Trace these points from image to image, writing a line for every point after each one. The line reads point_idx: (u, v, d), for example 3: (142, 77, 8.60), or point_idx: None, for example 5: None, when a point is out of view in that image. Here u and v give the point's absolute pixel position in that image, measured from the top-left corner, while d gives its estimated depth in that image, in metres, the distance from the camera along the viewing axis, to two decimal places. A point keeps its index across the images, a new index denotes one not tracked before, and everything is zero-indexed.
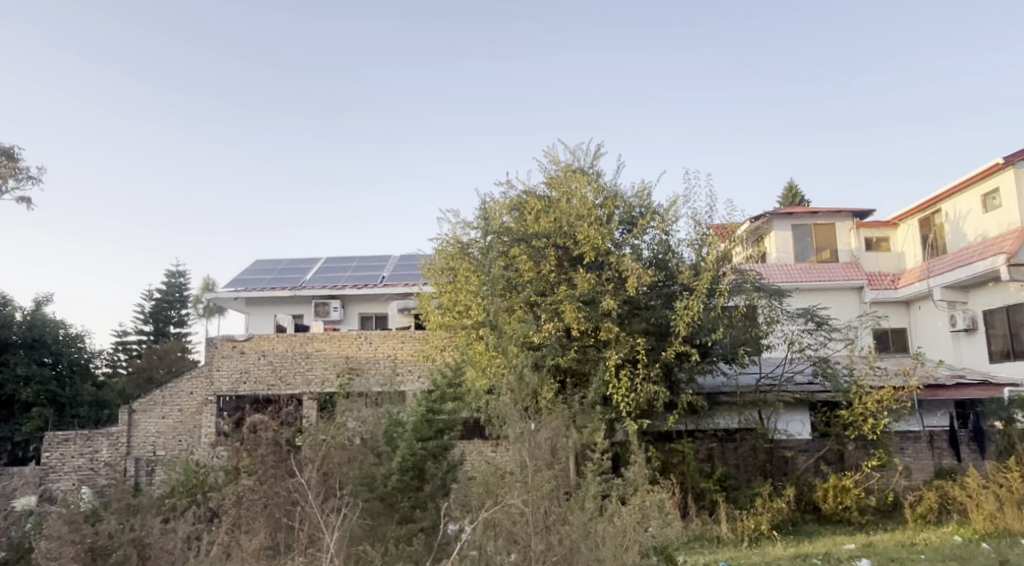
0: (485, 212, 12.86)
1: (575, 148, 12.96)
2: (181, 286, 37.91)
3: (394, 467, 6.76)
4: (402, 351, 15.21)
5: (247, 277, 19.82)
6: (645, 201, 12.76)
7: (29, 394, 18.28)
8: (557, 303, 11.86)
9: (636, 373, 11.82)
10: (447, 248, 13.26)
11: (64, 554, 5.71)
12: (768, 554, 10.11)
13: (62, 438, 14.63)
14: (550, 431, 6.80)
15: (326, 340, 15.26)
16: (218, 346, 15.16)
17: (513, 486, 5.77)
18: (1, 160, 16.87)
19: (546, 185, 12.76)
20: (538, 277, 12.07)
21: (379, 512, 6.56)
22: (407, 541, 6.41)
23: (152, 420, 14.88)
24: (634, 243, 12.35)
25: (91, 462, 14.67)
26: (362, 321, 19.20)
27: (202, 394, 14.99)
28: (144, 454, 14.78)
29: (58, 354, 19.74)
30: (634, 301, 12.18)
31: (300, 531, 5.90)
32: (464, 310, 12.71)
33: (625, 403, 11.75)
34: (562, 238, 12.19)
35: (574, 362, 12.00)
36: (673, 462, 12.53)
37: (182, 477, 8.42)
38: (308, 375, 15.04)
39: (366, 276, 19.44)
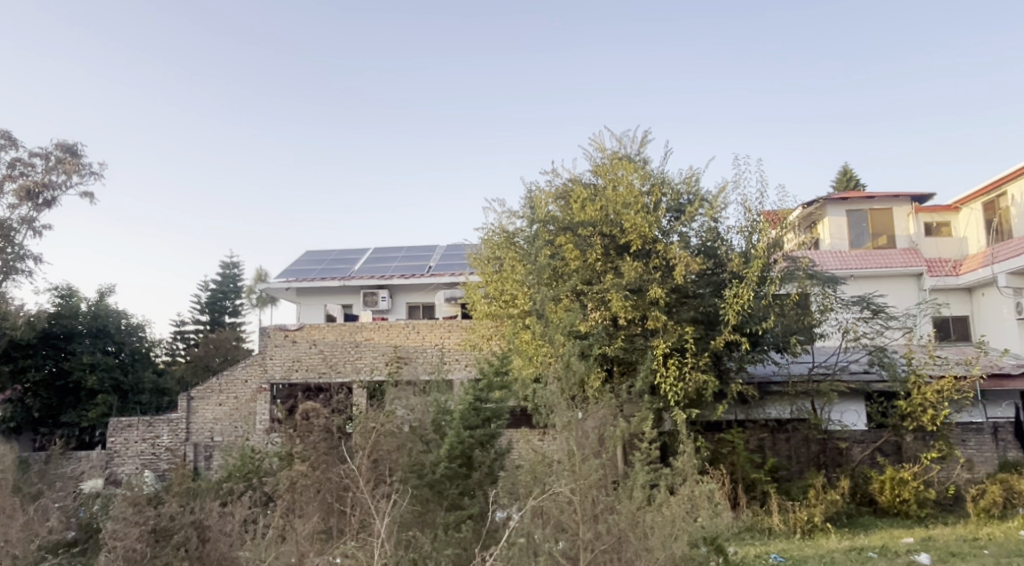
0: (530, 201, 12.85)
1: (621, 134, 12.86)
2: (235, 278, 38.88)
3: (443, 455, 6.73)
4: (450, 340, 15.33)
5: (298, 268, 20.20)
6: (693, 187, 12.57)
7: (94, 381, 18.98)
8: (604, 292, 11.81)
9: (685, 362, 11.67)
10: (493, 237, 13.32)
11: (129, 534, 5.61)
12: (822, 546, 9.92)
13: (126, 423, 15.16)
14: (597, 419, 6.66)
15: (375, 329, 15.46)
16: (271, 335, 15.49)
17: (562, 475, 5.75)
18: (66, 157, 17.47)
19: (591, 173, 12.69)
20: (584, 266, 12.02)
21: (428, 498, 6.59)
22: (456, 527, 6.45)
23: (210, 407, 15.30)
24: (682, 230, 12.23)
25: (152, 447, 15.18)
26: (410, 311, 19.41)
27: (256, 381, 15.35)
28: (202, 440, 15.20)
29: (121, 343, 20.42)
30: (682, 289, 12.08)
31: (352, 516, 6.03)
32: (511, 299, 12.82)
33: (673, 393, 11.61)
34: (610, 226, 12.08)
35: (620, 351, 11.88)
36: (723, 452, 12.35)
37: (239, 463, 8.89)
38: (358, 363, 15.29)
39: (414, 266, 19.63)
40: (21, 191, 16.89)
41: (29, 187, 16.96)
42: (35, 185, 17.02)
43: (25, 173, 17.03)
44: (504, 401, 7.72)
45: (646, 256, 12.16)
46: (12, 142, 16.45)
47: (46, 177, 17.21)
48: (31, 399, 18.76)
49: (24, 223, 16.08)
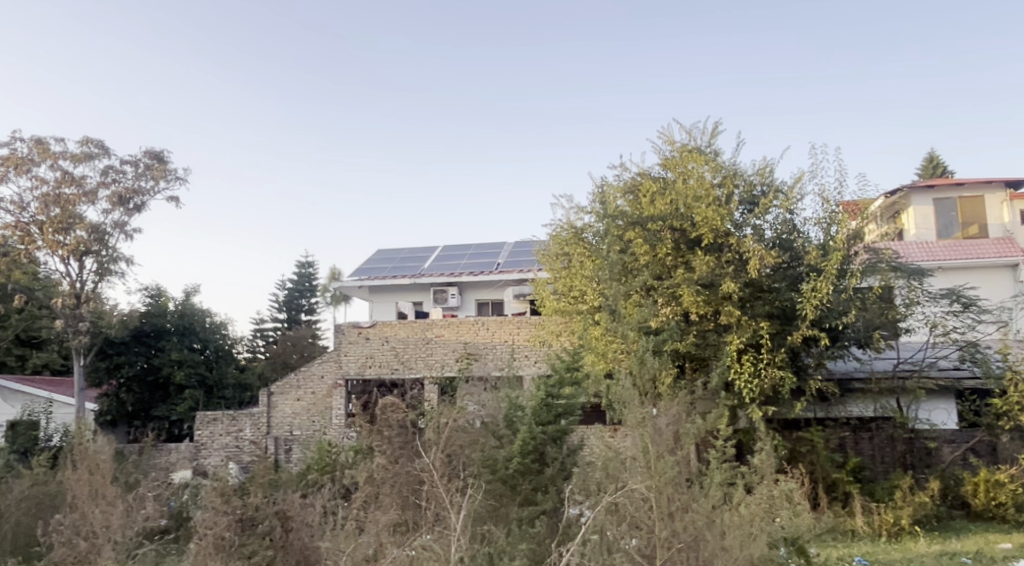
0: (599, 196, 12.76)
1: (691, 126, 12.65)
2: (310, 277, 39.95)
3: (516, 451, 6.70)
4: (519, 337, 15.38)
5: (370, 266, 20.65)
6: (767, 178, 12.28)
7: (182, 376, 19.96)
8: (675, 288, 11.64)
9: (760, 358, 11.43)
10: (562, 233, 13.30)
11: (217, 523, 5.70)
12: (909, 551, 9.52)
13: (211, 417, 15.77)
14: (672, 416, 6.54)
15: (445, 326, 15.65)
16: (345, 332, 15.89)
17: (637, 472, 5.71)
18: (154, 163, 18.28)
19: (661, 166, 12.52)
20: (654, 261, 11.86)
21: (501, 494, 6.63)
22: (530, 523, 6.48)
23: (289, 402, 15.79)
24: (756, 223, 11.91)
25: (236, 440, 15.74)
26: (479, 308, 19.56)
27: (332, 377, 15.75)
28: (282, 434, 15.69)
29: (206, 341, 21.23)
30: (756, 283, 11.80)
31: (427, 510, 6.11)
32: (581, 295, 12.82)
33: (747, 390, 11.38)
34: (680, 220, 11.86)
35: (693, 347, 11.67)
36: (801, 451, 12.04)
37: (317, 457, 9.41)
38: (429, 360, 15.53)
39: (482, 264, 19.75)
40: (114, 196, 17.78)
41: (121, 194, 17.85)
42: (127, 191, 17.89)
43: (117, 179, 17.89)
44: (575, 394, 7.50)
45: (718, 250, 11.91)
46: (104, 150, 17.31)
47: (136, 182, 18.05)
48: (125, 394, 19.81)
49: (117, 227, 16.87)
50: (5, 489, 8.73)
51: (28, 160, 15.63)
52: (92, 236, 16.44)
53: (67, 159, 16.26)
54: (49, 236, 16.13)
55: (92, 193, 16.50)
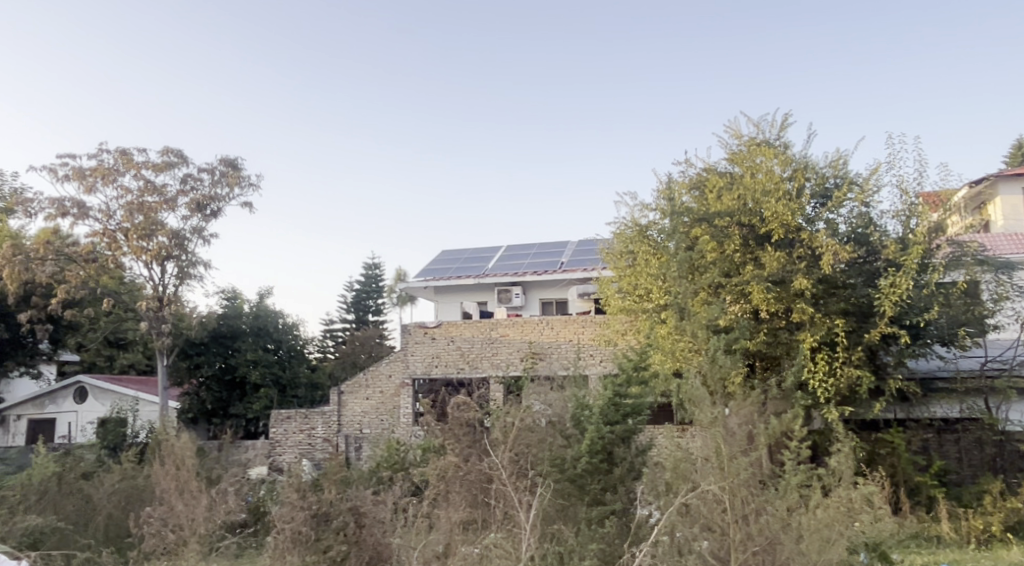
0: (664, 193, 12.61)
1: (759, 119, 12.33)
2: (377, 278, 40.65)
3: (583, 450, 6.55)
4: (584, 336, 15.28)
5: (436, 267, 20.91)
6: (841, 170, 11.88)
7: (257, 376, 20.66)
8: (743, 285, 11.31)
9: (835, 357, 11.05)
10: (626, 231, 13.18)
11: (295, 518, 5.87)
12: (1001, 559, 9.05)
13: (285, 415, 16.21)
14: (744, 417, 6.48)
15: (509, 325, 15.70)
16: (411, 332, 16.12)
17: (709, 474, 5.60)
18: (228, 170, 18.91)
19: (728, 161, 12.26)
20: (722, 258, 11.57)
21: (569, 494, 6.51)
22: (599, 523, 6.33)
23: (358, 401, 16.13)
24: (829, 217, 11.56)
25: (308, 438, 16.14)
26: (544, 307, 19.54)
27: (399, 377, 16.02)
28: (352, 432, 16.03)
29: (279, 342, 21.87)
30: (830, 279, 11.46)
31: (496, 508, 6.14)
32: (646, 293, 12.66)
33: (822, 389, 10.96)
34: (748, 215, 11.58)
35: (764, 345, 11.36)
36: (881, 453, 11.64)
37: (386, 454, 9.62)
38: (494, 359, 15.59)
39: (546, 263, 19.73)
40: (192, 203, 18.49)
41: (199, 201, 18.53)
42: (204, 198, 18.57)
43: (195, 187, 18.58)
44: (644, 388, 7.23)
45: (789, 246, 11.61)
46: (183, 159, 18.01)
47: (213, 189, 18.72)
48: (205, 392, 20.61)
49: (195, 233, 17.52)
50: (97, 482, 9.18)
51: (114, 170, 16.39)
52: (172, 242, 17.12)
53: (149, 168, 16.97)
54: (133, 243, 16.90)
55: (172, 200, 17.17)
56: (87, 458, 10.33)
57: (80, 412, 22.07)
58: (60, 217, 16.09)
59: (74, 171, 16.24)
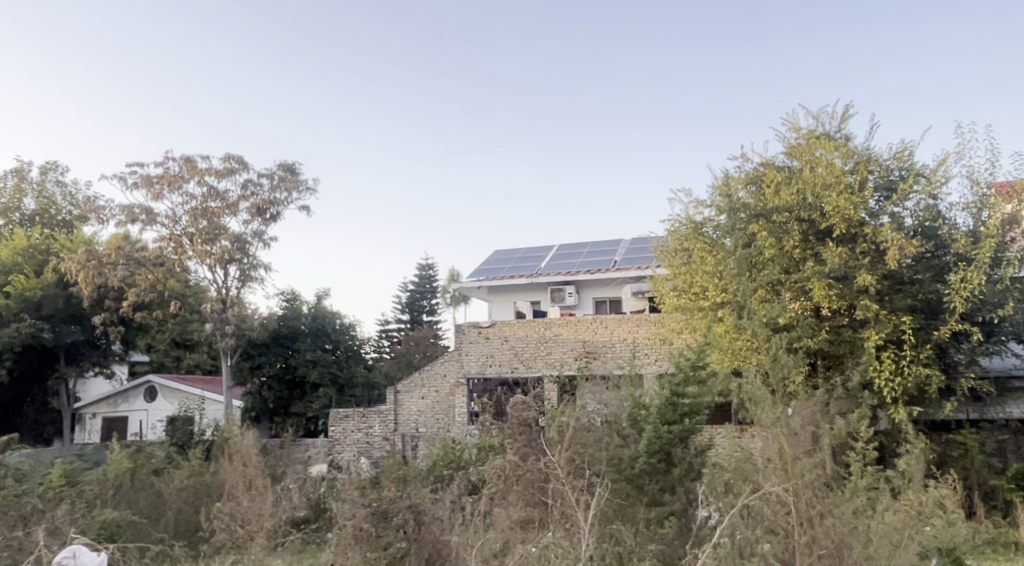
0: (721, 188, 12.40)
1: (819, 111, 12.00)
2: (431, 278, 41.04)
3: (640, 451, 6.43)
4: (639, 334, 15.13)
5: (489, 267, 21.01)
6: (906, 162, 11.47)
7: (316, 375, 21.08)
8: (805, 281, 11.01)
9: (902, 355, 10.68)
10: (680, 229, 13.01)
11: (356, 515, 5.93)
12: None
13: (343, 413, 16.50)
14: (807, 417, 6.36)
15: (563, 324, 15.65)
16: (465, 332, 16.22)
17: (771, 475, 5.44)
18: (286, 175, 19.36)
19: (786, 155, 11.96)
20: (781, 254, 11.31)
21: (627, 494, 6.41)
22: (659, 523, 6.21)
23: (414, 400, 16.36)
24: (894, 210, 11.18)
25: (366, 436, 16.39)
26: (598, 306, 19.45)
27: (454, 376, 16.16)
28: (408, 430, 16.24)
29: (337, 342, 22.33)
30: (896, 275, 11.12)
31: (554, 507, 6.13)
32: (702, 291, 12.46)
33: (889, 389, 10.56)
34: (808, 210, 11.28)
35: (826, 343, 11.06)
36: (952, 455, 11.18)
37: (443, 452, 9.68)
38: (548, 359, 15.58)
39: (599, 261, 19.61)
40: (253, 208, 19.00)
41: (260, 205, 19.03)
42: (264, 202, 19.04)
43: (255, 192, 19.06)
44: (704, 386, 7.11)
45: (852, 241, 11.29)
46: (244, 165, 18.49)
47: (272, 194, 19.17)
48: (267, 392, 21.14)
49: (256, 236, 17.98)
50: (167, 478, 9.52)
51: (179, 177, 16.95)
52: (234, 246, 17.61)
53: (212, 174, 17.47)
54: (198, 247, 17.45)
55: (234, 205, 17.65)
56: (158, 454, 10.71)
57: (150, 411, 22.91)
58: (130, 223, 16.71)
59: (142, 178, 16.84)
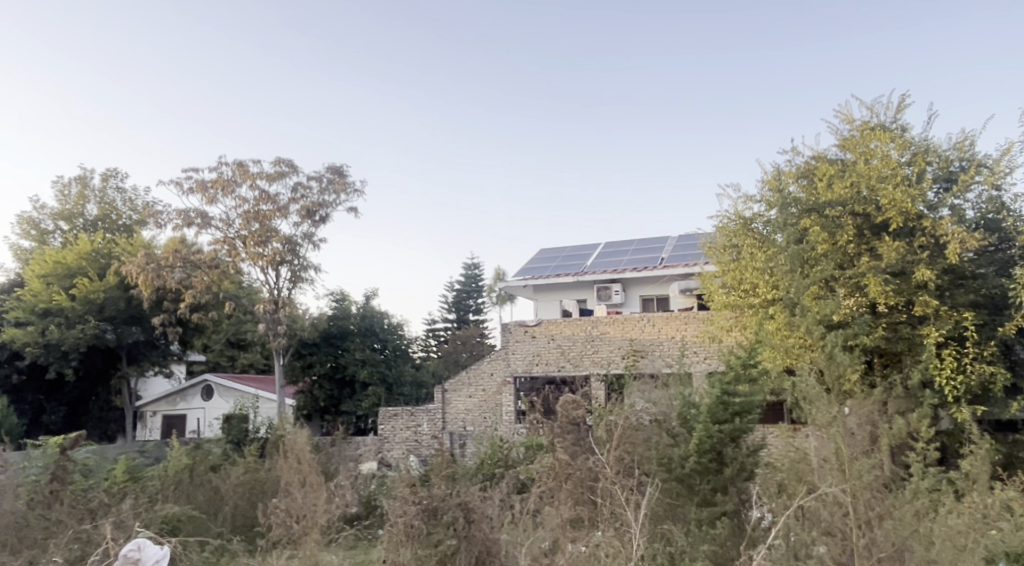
0: (771, 183, 12.18)
1: (873, 102, 11.69)
2: (476, 278, 41.19)
3: (690, 450, 6.05)
4: (687, 332, 14.94)
5: (534, 265, 21.01)
6: (967, 152, 11.12)
7: (365, 374, 21.38)
8: (859, 277, 10.79)
9: (964, 352, 10.36)
10: (729, 225, 12.84)
11: (407, 512, 5.99)
12: None
13: (392, 412, 16.66)
14: (863, 416, 6.20)
15: (610, 323, 15.54)
16: (512, 331, 16.25)
17: (828, 476, 5.30)
18: (335, 177, 19.67)
19: (839, 147, 11.68)
20: (834, 250, 11.05)
21: (677, 493, 6.21)
22: (710, 524, 5.95)
23: (462, 398, 16.46)
24: (954, 202, 10.81)
25: (415, 434, 16.55)
26: (644, 304, 19.28)
27: (501, 375, 16.22)
28: (456, 429, 16.35)
29: (385, 341, 22.60)
30: (957, 270, 10.79)
31: (604, 506, 6.10)
32: (751, 288, 12.26)
33: (950, 387, 10.20)
34: (863, 204, 11.00)
35: (883, 340, 10.77)
36: (1019, 456, 10.78)
37: (489, 451, 9.77)
38: (595, 357, 15.52)
39: (646, 258, 19.44)
40: (303, 210, 19.36)
41: (309, 207, 19.37)
42: (314, 204, 19.38)
43: (305, 194, 19.40)
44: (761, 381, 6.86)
45: (909, 235, 10.96)
46: (294, 169, 18.85)
47: (321, 196, 19.49)
48: (318, 390, 21.52)
49: (306, 238, 18.31)
50: (224, 474, 9.74)
51: (232, 182, 17.35)
52: (286, 248, 17.99)
53: (264, 178, 17.85)
54: (251, 249, 17.82)
55: (285, 208, 17.99)
56: (215, 451, 10.97)
57: (206, 409, 23.53)
58: (186, 227, 17.19)
59: (197, 183, 17.29)
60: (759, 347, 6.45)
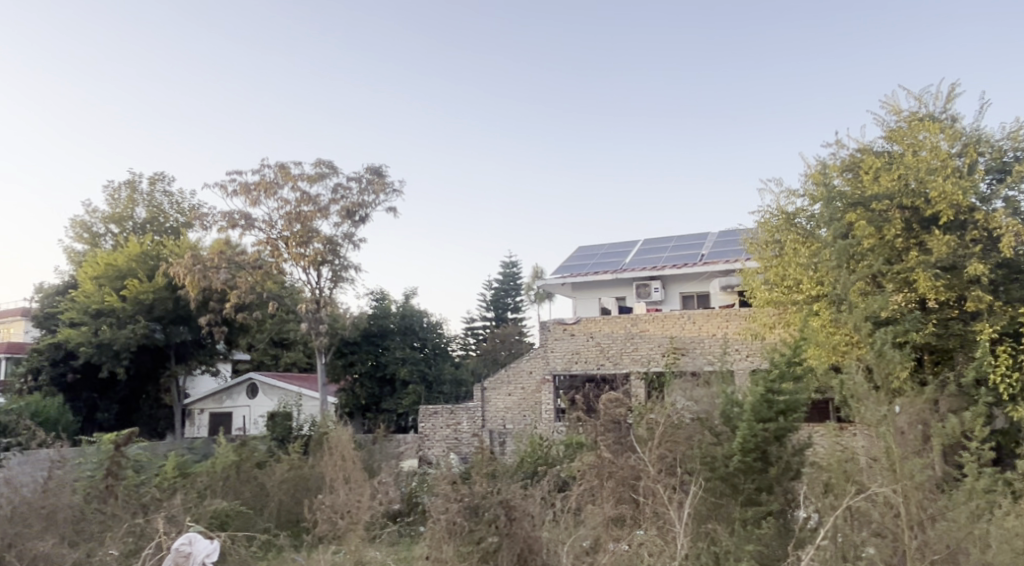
0: (815, 177, 11.95)
1: (921, 91, 11.39)
2: (514, 276, 41.22)
3: (734, 449, 5.95)
4: (729, 330, 14.74)
5: (573, 263, 20.94)
6: (1022, 142, 10.77)
7: (405, 372, 21.56)
8: (908, 272, 10.49)
9: (1019, 348, 10.07)
10: (771, 220, 12.64)
11: (449, 509, 6.01)
12: None
13: (432, 410, 16.75)
14: (915, 414, 6.06)
15: (650, 320, 15.40)
16: (551, 329, 16.23)
17: (878, 476, 5.18)
18: (374, 178, 19.86)
19: (885, 139, 11.41)
20: (881, 244, 10.81)
21: (722, 492, 6.08)
22: (756, 524, 5.85)
23: (501, 396, 16.48)
24: (1008, 194, 10.49)
25: (455, 433, 16.61)
26: (685, 302, 19.08)
27: (540, 373, 16.21)
28: (496, 427, 16.38)
29: (425, 339, 22.75)
30: (1011, 264, 10.48)
31: (646, 505, 6.07)
32: (795, 284, 12.01)
33: (1006, 385, 9.86)
34: (911, 196, 10.67)
35: (934, 337, 10.47)
36: None
37: (529, 449, 9.77)
38: (635, 355, 15.41)
39: (686, 255, 19.24)
40: (343, 210, 19.59)
41: (349, 208, 19.59)
42: (354, 205, 19.59)
43: (345, 195, 19.63)
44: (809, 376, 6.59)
45: (961, 228, 10.64)
46: (334, 170, 19.07)
47: (361, 197, 19.70)
48: (359, 388, 21.79)
49: (347, 238, 18.51)
50: (269, 470, 9.91)
51: (274, 184, 17.64)
52: (326, 248, 18.21)
53: (305, 180, 18.11)
54: (293, 250, 18.12)
55: (325, 208, 18.23)
56: (260, 448, 11.16)
57: (251, 407, 23.97)
58: (230, 228, 17.52)
59: (240, 186, 17.62)
60: (804, 344, 6.29)
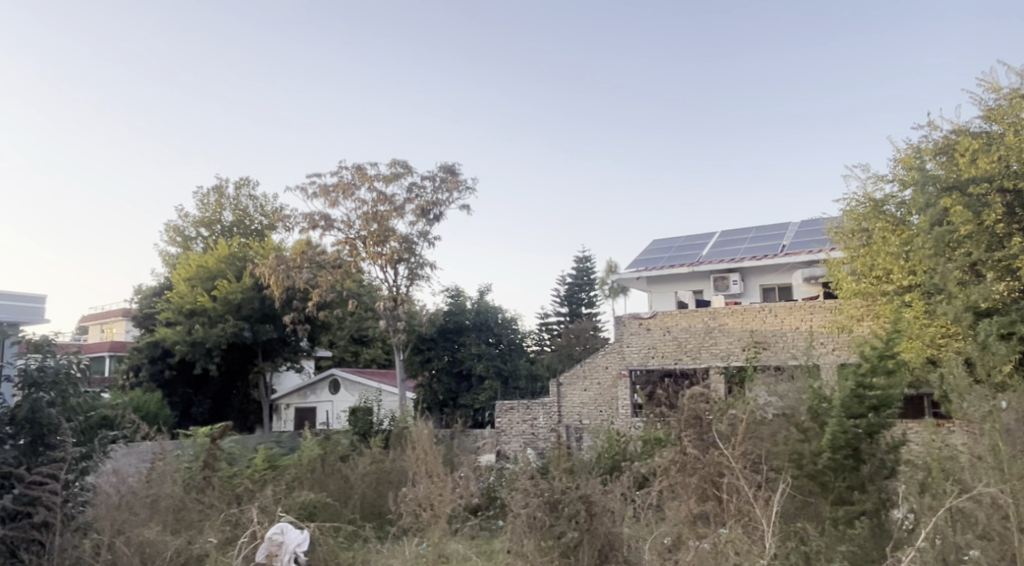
0: (905, 162, 11.46)
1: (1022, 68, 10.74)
2: (589, 271, 40.96)
3: (823, 445, 5.70)
4: (813, 323, 14.23)
5: (648, 257, 20.65)
6: None
7: (481, 368, 21.74)
8: (1011, 259, 9.88)
9: None
10: (858, 208, 12.21)
11: (529, 503, 6.01)
12: None
13: (509, 406, 16.80)
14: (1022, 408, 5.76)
15: (729, 315, 15.15)
16: (626, 323, 16.06)
17: (983, 475, 4.92)
18: (447, 177, 20.08)
19: (983, 119, 10.81)
20: (979, 230, 10.08)
21: (811, 491, 5.87)
22: (849, 523, 5.59)
23: (577, 392, 16.41)
24: None
25: (532, 428, 16.62)
26: (765, 294, 18.57)
27: (616, 368, 16.05)
28: (572, 422, 16.35)
29: (500, 335, 22.84)
30: None
31: (729, 502, 5.89)
32: (885, 274, 11.49)
33: None
34: (1012, 178, 10.12)
35: None
36: None
37: (607, 445, 9.69)
38: (714, 349, 15.05)
39: (766, 246, 18.69)
40: (418, 209, 19.87)
41: (424, 206, 19.87)
42: (428, 204, 19.87)
43: (419, 194, 19.92)
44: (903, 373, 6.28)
45: None
46: (408, 169, 19.39)
47: (435, 195, 19.95)
48: (437, 384, 22.14)
49: (422, 236, 18.78)
50: (353, 464, 10.19)
51: (351, 185, 18.05)
52: (403, 246, 18.49)
53: (381, 180, 18.48)
54: (371, 249, 18.51)
55: (401, 208, 18.54)
56: (343, 442, 11.46)
57: (334, 402, 24.65)
58: (311, 229, 18.04)
59: (320, 188, 18.12)
60: (899, 337, 5.94)
